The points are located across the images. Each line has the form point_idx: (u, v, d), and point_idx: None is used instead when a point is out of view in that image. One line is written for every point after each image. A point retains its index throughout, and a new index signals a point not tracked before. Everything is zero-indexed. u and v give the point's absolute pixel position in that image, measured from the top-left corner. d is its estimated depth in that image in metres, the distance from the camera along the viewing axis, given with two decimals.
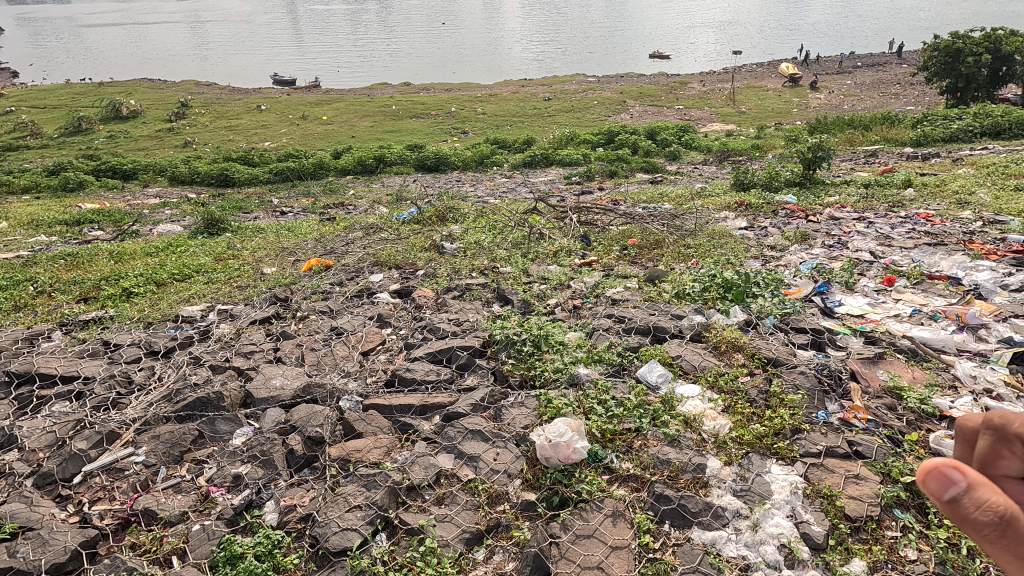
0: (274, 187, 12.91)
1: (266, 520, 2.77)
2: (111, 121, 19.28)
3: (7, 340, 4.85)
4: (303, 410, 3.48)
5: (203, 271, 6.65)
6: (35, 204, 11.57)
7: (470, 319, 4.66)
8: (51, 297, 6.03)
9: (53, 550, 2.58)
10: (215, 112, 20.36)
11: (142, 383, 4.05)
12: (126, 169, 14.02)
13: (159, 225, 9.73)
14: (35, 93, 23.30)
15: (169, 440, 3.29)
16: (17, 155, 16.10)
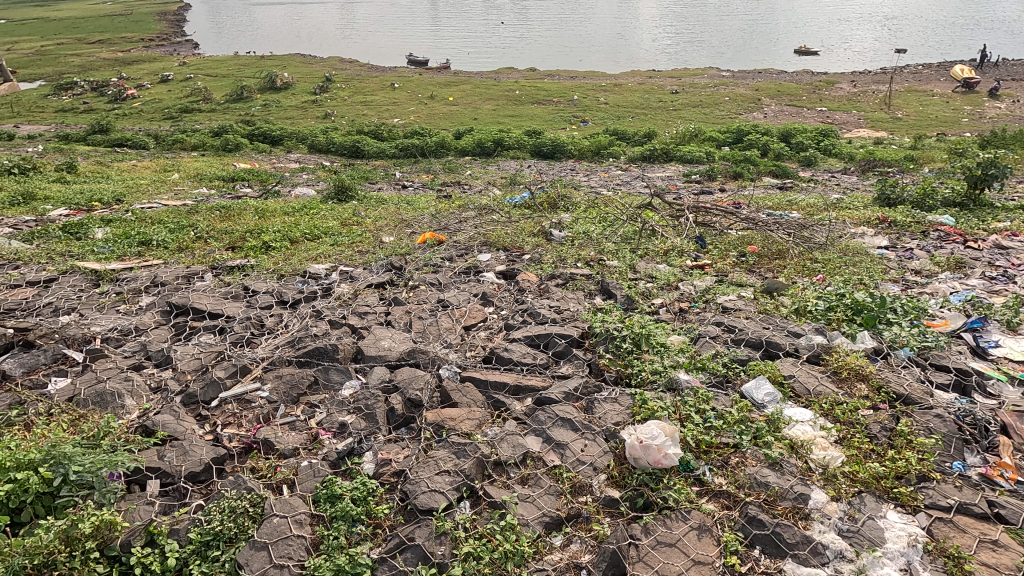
0: (398, 162, 13.65)
1: (363, 469, 2.99)
2: (267, 91, 21.44)
3: (171, 276, 5.62)
4: (406, 373, 3.69)
5: (331, 233, 7.25)
6: (201, 160, 13.23)
7: (571, 308, 4.66)
8: (207, 243, 6.89)
9: (191, 460, 2.99)
10: (353, 87, 21.87)
11: (272, 327, 4.52)
12: (275, 135, 15.53)
13: (297, 188, 10.72)
14: (210, 63, 26.46)
15: (290, 382, 3.65)
16: (190, 117, 18.45)
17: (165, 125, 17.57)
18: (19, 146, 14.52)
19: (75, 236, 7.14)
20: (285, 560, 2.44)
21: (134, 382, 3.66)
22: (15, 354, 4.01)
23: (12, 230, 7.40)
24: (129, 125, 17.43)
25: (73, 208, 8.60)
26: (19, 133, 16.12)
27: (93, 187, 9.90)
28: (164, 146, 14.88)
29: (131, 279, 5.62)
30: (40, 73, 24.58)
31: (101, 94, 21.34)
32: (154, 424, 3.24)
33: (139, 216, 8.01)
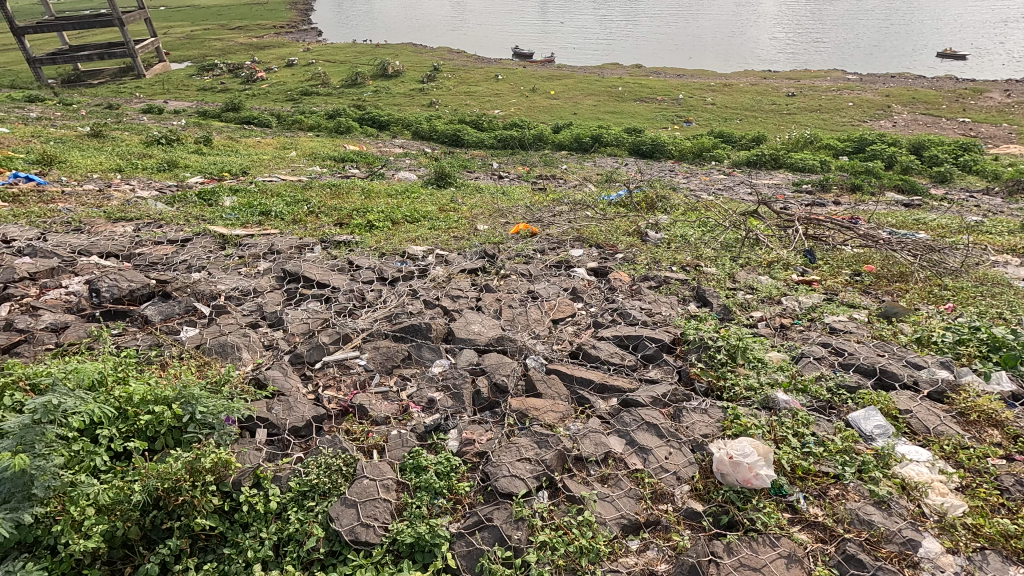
0: (496, 153, 13.88)
1: (448, 445, 3.09)
2: (379, 78, 22.55)
3: (286, 246, 6.10)
4: (494, 359, 3.77)
5: (429, 217, 7.52)
6: (316, 140, 14.19)
7: (663, 312, 4.53)
8: (317, 218, 7.40)
9: (295, 416, 3.25)
10: (459, 77, 22.45)
11: (371, 301, 4.79)
12: (383, 120, 16.32)
13: (400, 172, 11.22)
14: (331, 50, 28.25)
15: (386, 354, 3.86)
16: (310, 100, 19.83)
17: (287, 106, 19.00)
18: (167, 119, 16.34)
19: (208, 203, 7.94)
20: (371, 520, 2.59)
21: (250, 338, 4.02)
22: (156, 303, 4.55)
23: (158, 194, 8.35)
24: (257, 105, 19.04)
25: (207, 178, 9.55)
26: (168, 108, 18.13)
27: (224, 159, 10.93)
28: (285, 125, 16.11)
29: (252, 245, 6.16)
30: (187, 55, 27.43)
31: (236, 76, 23.46)
32: (266, 378, 3.54)
33: (261, 188, 8.74)
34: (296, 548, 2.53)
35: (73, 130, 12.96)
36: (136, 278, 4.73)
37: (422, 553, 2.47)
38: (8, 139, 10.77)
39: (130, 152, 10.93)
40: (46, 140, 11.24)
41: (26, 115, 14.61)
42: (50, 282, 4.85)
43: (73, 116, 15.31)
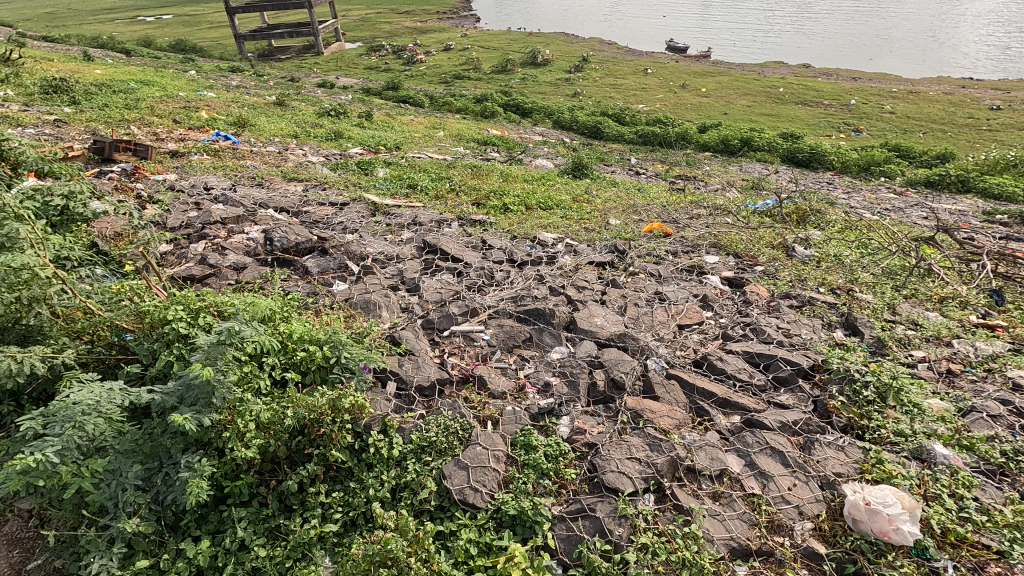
0: (635, 148, 13.55)
1: (558, 429, 3.15)
2: (528, 66, 22.98)
3: (427, 219, 6.51)
4: (614, 354, 3.75)
5: (562, 206, 7.58)
6: (463, 123, 14.89)
7: (803, 335, 4.17)
8: (457, 196, 7.78)
9: (421, 376, 3.50)
10: (607, 69, 22.14)
11: (500, 281, 4.96)
12: (526, 107, 16.65)
13: (537, 159, 11.40)
14: (486, 36, 29.28)
15: (509, 333, 4.00)
16: (461, 83, 20.79)
17: (440, 88, 20.10)
18: (337, 94, 18.09)
19: (365, 173, 8.70)
20: (480, 485, 2.73)
21: (390, 299, 4.38)
22: (316, 256, 5.12)
23: (324, 160, 9.32)
24: (414, 86, 20.36)
25: (366, 149, 10.46)
26: (338, 84, 20.05)
27: (381, 134, 11.88)
28: (436, 106, 17.07)
29: (398, 215, 6.66)
30: (360, 36, 30.01)
31: (399, 57, 25.24)
32: (400, 337, 3.85)
33: (410, 163, 9.40)
34: (411, 496, 2.75)
35: (263, 98, 14.84)
36: (302, 233, 5.35)
37: (522, 528, 2.57)
38: (214, 103, 12.62)
39: (305, 121, 12.29)
40: (242, 106, 13.00)
41: (229, 83, 17.00)
42: (236, 228, 5.66)
43: (263, 86, 17.53)
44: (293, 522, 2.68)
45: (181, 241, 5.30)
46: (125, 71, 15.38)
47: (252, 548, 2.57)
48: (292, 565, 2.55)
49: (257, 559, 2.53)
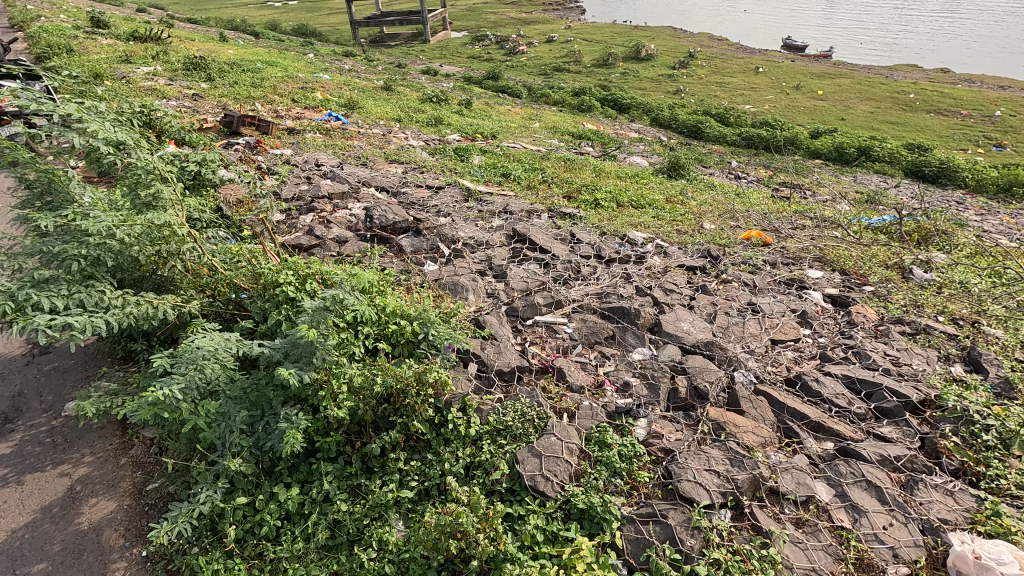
0: (737, 151, 12.90)
1: (635, 431, 3.11)
2: (630, 60, 22.47)
3: (518, 209, 6.58)
4: (699, 362, 3.63)
5: (654, 206, 7.38)
6: (559, 115, 14.86)
7: (915, 365, 3.81)
8: (549, 188, 7.80)
9: (502, 361, 3.58)
10: (714, 66, 21.16)
11: (586, 275, 4.92)
12: (625, 103, 16.30)
13: (632, 156, 11.16)
14: (590, 29, 28.92)
15: (592, 329, 3.98)
16: (560, 75, 20.73)
17: (539, 80, 20.16)
18: (440, 81, 18.64)
19: (461, 159, 8.93)
20: (552, 474, 2.76)
21: (478, 283, 4.49)
22: (411, 237, 5.35)
23: (423, 145, 9.66)
24: (513, 76, 20.55)
25: (463, 136, 10.73)
26: (441, 72, 20.64)
27: (479, 122, 12.12)
28: (533, 97, 17.14)
29: (489, 203, 6.78)
30: (466, 25, 30.65)
31: (501, 47, 25.57)
32: (484, 321, 3.94)
33: (505, 152, 9.53)
34: (483, 475, 2.84)
35: (372, 82, 15.60)
36: (399, 213, 5.60)
37: (589, 523, 2.58)
38: (328, 85, 13.43)
39: (409, 106, 12.79)
40: (353, 88, 13.74)
41: (342, 66, 18.01)
42: (341, 204, 6.02)
43: (372, 71, 18.41)
44: (372, 483, 2.85)
45: (292, 212, 5.72)
46: (253, 52, 16.71)
47: (335, 501, 2.77)
48: (369, 523, 2.72)
49: (338, 512, 2.73)
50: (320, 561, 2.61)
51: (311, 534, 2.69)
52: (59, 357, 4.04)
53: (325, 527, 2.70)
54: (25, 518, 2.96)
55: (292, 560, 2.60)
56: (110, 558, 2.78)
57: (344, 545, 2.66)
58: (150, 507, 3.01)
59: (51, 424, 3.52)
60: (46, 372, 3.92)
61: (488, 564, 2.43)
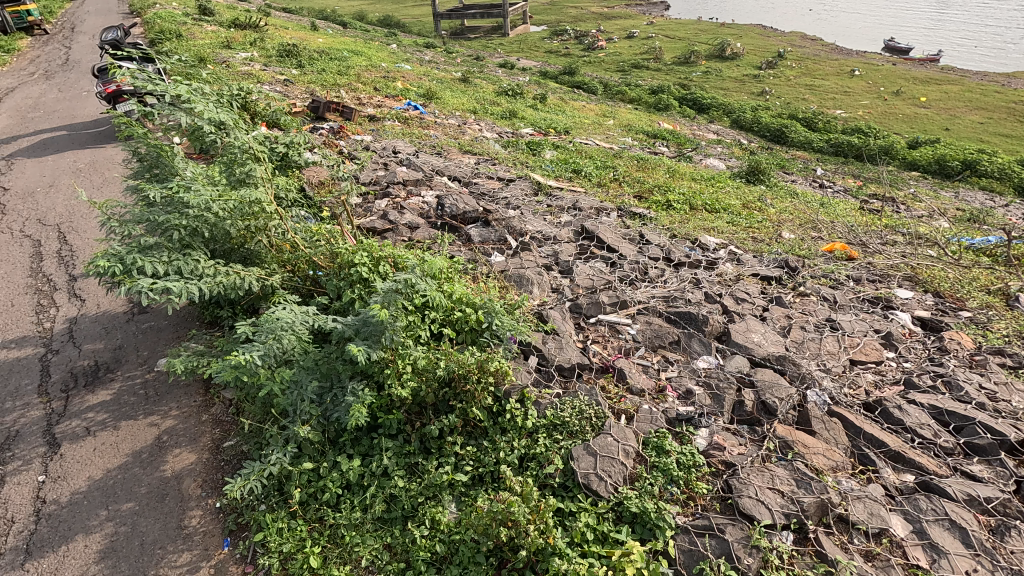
0: (824, 158, 12.16)
1: (695, 440, 3.03)
2: (714, 59, 21.66)
3: (587, 206, 6.51)
4: (768, 376, 3.47)
5: (730, 211, 7.10)
6: (635, 113, 14.56)
7: (1015, 402, 3.47)
8: (620, 187, 7.66)
9: (563, 357, 3.57)
10: (805, 68, 20.01)
11: (653, 278, 4.81)
12: (705, 102, 15.74)
13: (709, 158, 10.77)
14: (673, 26, 28.09)
15: (656, 333, 3.90)
16: (638, 72, 20.29)
17: (616, 76, 19.83)
18: (516, 75, 18.72)
19: (533, 153, 8.95)
20: (606, 475, 2.74)
21: (543, 278, 4.50)
22: (479, 227, 5.42)
23: (497, 137, 9.76)
24: (590, 72, 20.32)
25: (536, 130, 10.73)
26: (518, 65, 20.72)
27: (553, 117, 12.08)
28: (609, 94, 16.89)
29: (559, 198, 6.76)
30: (546, 19, 30.55)
31: (580, 42, 25.32)
32: (547, 315, 3.94)
33: (577, 148, 9.45)
34: (537, 468, 2.86)
35: (450, 73, 15.89)
36: (470, 203, 5.68)
37: (642, 528, 2.55)
38: (409, 75, 13.80)
39: (485, 98, 12.94)
40: (432, 79, 14.05)
41: (422, 57, 18.43)
42: (415, 190, 6.18)
43: (451, 63, 18.74)
44: (429, 464, 2.93)
45: (369, 196, 5.94)
46: (341, 41, 17.41)
47: (393, 477, 2.88)
48: (423, 501, 2.81)
49: (395, 487, 2.84)
50: (375, 532, 2.73)
51: (369, 505, 2.81)
52: (154, 318, 4.41)
53: (382, 500, 2.81)
54: (118, 460, 3.27)
55: (349, 527, 2.74)
56: (188, 505, 3.01)
57: (398, 519, 2.77)
58: (226, 462, 3.24)
59: (145, 378, 3.86)
60: (143, 330, 4.29)
61: (536, 556, 2.45)
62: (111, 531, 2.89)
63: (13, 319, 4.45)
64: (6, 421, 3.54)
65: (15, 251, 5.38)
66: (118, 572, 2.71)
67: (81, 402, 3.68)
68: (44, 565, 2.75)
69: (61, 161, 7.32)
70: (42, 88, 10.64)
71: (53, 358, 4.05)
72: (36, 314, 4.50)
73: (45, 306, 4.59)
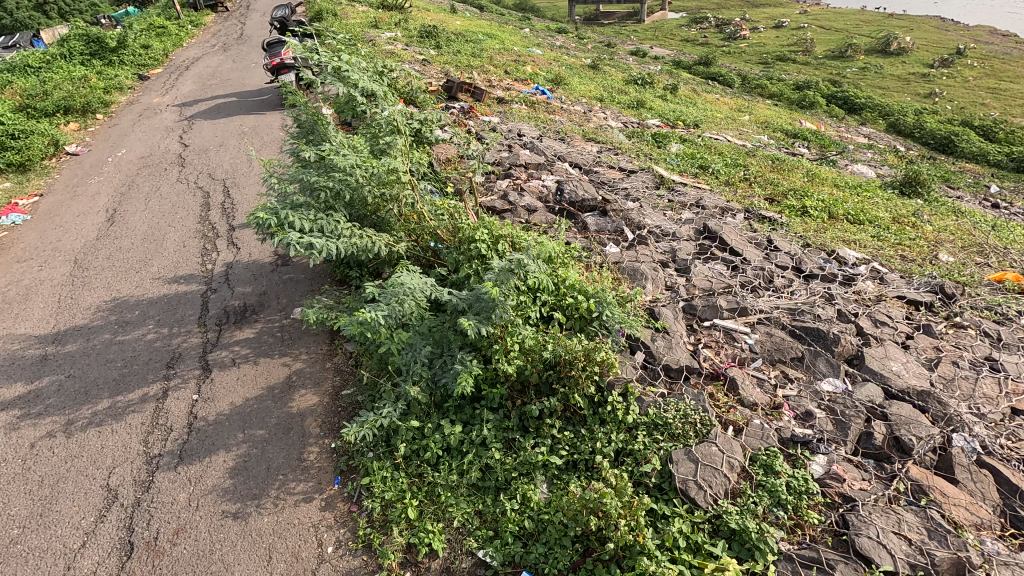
0: (1001, 173, 10.46)
1: (810, 466, 2.82)
2: (875, 54, 19.40)
3: (711, 204, 6.18)
4: (906, 410, 3.11)
5: (877, 224, 6.37)
6: (774, 110, 13.51)
7: None
8: (750, 187, 7.17)
9: (671, 357, 3.46)
10: (991, 68, 17.29)
11: (778, 288, 4.48)
12: (858, 102, 14.20)
13: (856, 163, 9.72)
14: (831, 16, 25.50)
15: (777, 345, 3.64)
16: (783, 65, 18.74)
17: (757, 69, 18.46)
18: (647, 63, 18.09)
19: (658, 145, 8.64)
20: (706, 484, 2.64)
21: (658, 274, 4.37)
22: (596, 216, 5.36)
23: (622, 127, 9.53)
24: (728, 63, 19.11)
25: (664, 122, 10.33)
26: (650, 53, 20.02)
27: (683, 109, 11.54)
28: (747, 88, 15.78)
29: (682, 194, 6.47)
30: (686, 6, 29.09)
31: (720, 31, 23.87)
32: (659, 313, 3.83)
33: (706, 143, 8.97)
34: (633, 464, 2.83)
35: (579, 59, 15.74)
36: (589, 191, 5.63)
37: (739, 546, 2.43)
38: (539, 59, 13.86)
39: (613, 86, 12.66)
40: (561, 64, 14.00)
41: (553, 42, 18.39)
42: (535, 173, 6.23)
43: (582, 49, 18.51)
44: (525, 442, 3.00)
45: (492, 176, 6.09)
46: (477, 24, 17.86)
47: (490, 448, 2.99)
48: (516, 477, 2.89)
49: (491, 458, 2.95)
50: (469, 497, 2.85)
51: (465, 470, 2.94)
52: (294, 270, 4.90)
53: (478, 468, 2.93)
54: (255, 392, 3.70)
55: (446, 488, 2.89)
56: (308, 441, 3.34)
57: (491, 489, 2.87)
58: (343, 408, 3.54)
59: (283, 322, 4.31)
60: (284, 280, 4.77)
61: (623, 551, 2.43)
62: (245, 452, 3.29)
63: (184, 259, 5.16)
64: (172, 344, 4.14)
65: (189, 199, 6.21)
66: (247, 488, 3.08)
67: (230, 336, 4.20)
68: (191, 471, 3.20)
69: (230, 124, 8.27)
70: (220, 59, 12.07)
71: (212, 295, 4.65)
72: (201, 256, 5.17)
73: (208, 250, 5.26)
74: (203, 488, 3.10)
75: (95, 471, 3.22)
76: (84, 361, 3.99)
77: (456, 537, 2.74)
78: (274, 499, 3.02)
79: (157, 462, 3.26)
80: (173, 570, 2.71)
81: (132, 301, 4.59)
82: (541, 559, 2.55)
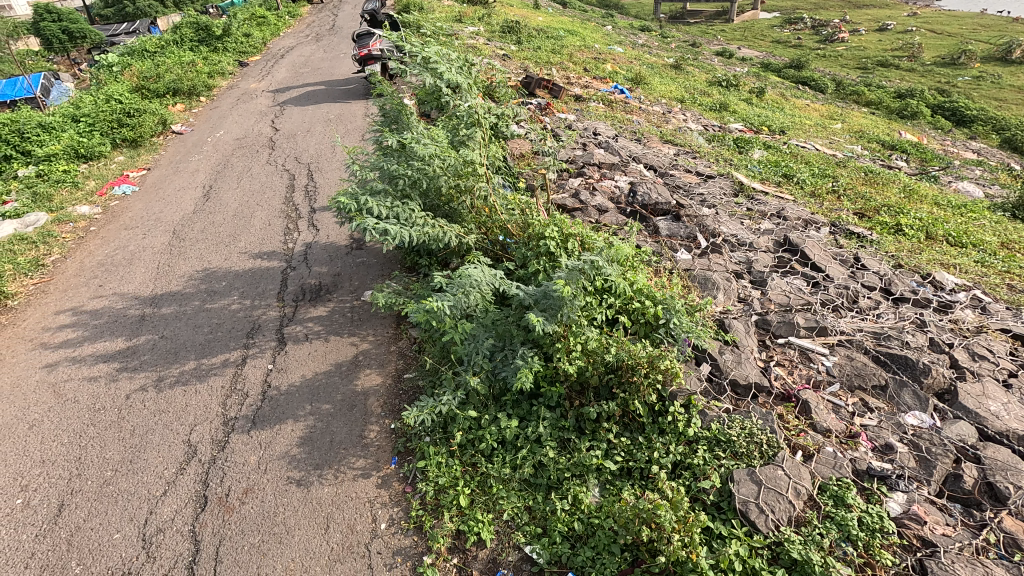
0: None
1: (886, 503, 2.63)
2: (993, 61, 17.68)
3: (794, 215, 5.86)
4: (1004, 455, 2.83)
5: (982, 248, 5.80)
6: (870, 118, 12.62)
7: None
8: (838, 200, 6.74)
9: (739, 372, 3.31)
10: None
11: (862, 309, 4.19)
12: (968, 114, 13.02)
13: (962, 180, 8.91)
14: (943, 19, 23.49)
15: (858, 370, 3.41)
16: (883, 71, 17.47)
17: (854, 74, 17.31)
18: (734, 65, 17.39)
19: (740, 151, 8.30)
20: (768, 508, 2.52)
21: (731, 286, 4.19)
22: (669, 221, 5.21)
23: (702, 129, 9.21)
24: (822, 67, 18.05)
25: (747, 126, 9.89)
26: (737, 54, 19.25)
27: (769, 114, 11.01)
28: (840, 94, 14.84)
29: (762, 202, 6.18)
30: (780, 6, 27.70)
31: (815, 32, 22.56)
32: (730, 325, 3.68)
33: (793, 151, 8.52)
34: (690, 478, 2.75)
35: (661, 59, 15.34)
36: (663, 194, 5.48)
37: None
38: (620, 57, 13.65)
39: (696, 87, 12.25)
40: (644, 63, 13.69)
41: (636, 40, 18.06)
42: (609, 173, 6.14)
43: (665, 47, 18.03)
44: (581, 443, 2.99)
45: (565, 174, 6.06)
46: (560, 21, 17.81)
47: (544, 446, 2.99)
48: (568, 477, 2.88)
49: (545, 456, 2.95)
50: (520, 491, 2.87)
51: (518, 465, 2.96)
52: (368, 254, 5.09)
53: (531, 464, 2.95)
54: (324, 367, 3.88)
55: (498, 480, 2.91)
56: (369, 419, 3.46)
57: (542, 487, 2.87)
58: (404, 391, 3.65)
59: (354, 303, 4.49)
60: (357, 263, 4.97)
61: (674, 566, 2.36)
62: (311, 424, 3.46)
63: (269, 236, 5.47)
64: (253, 315, 4.41)
65: (276, 180, 6.59)
66: (312, 457, 3.24)
67: (305, 312, 4.42)
68: (262, 436, 3.40)
69: (318, 111, 8.68)
70: (313, 49, 12.68)
71: (291, 272, 4.91)
72: (284, 235, 5.47)
73: (290, 230, 5.55)
74: (272, 453, 3.29)
75: (179, 426, 3.49)
76: (176, 324, 4.33)
77: (505, 530, 2.76)
78: (334, 471, 3.16)
79: (233, 424, 3.49)
80: (241, 525, 2.90)
81: (220, 273, 4.92)
82: (588, 563, 2.53)
